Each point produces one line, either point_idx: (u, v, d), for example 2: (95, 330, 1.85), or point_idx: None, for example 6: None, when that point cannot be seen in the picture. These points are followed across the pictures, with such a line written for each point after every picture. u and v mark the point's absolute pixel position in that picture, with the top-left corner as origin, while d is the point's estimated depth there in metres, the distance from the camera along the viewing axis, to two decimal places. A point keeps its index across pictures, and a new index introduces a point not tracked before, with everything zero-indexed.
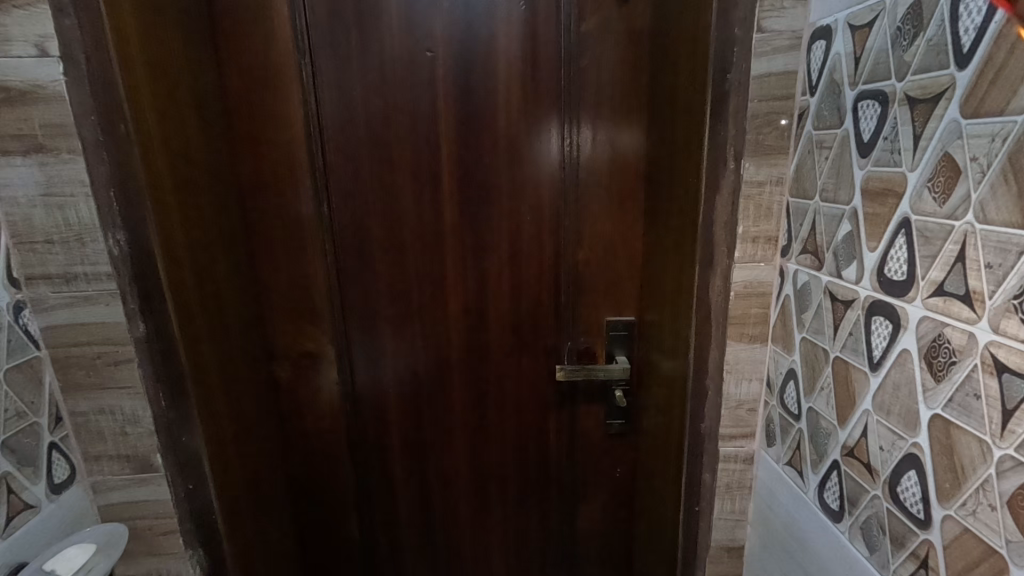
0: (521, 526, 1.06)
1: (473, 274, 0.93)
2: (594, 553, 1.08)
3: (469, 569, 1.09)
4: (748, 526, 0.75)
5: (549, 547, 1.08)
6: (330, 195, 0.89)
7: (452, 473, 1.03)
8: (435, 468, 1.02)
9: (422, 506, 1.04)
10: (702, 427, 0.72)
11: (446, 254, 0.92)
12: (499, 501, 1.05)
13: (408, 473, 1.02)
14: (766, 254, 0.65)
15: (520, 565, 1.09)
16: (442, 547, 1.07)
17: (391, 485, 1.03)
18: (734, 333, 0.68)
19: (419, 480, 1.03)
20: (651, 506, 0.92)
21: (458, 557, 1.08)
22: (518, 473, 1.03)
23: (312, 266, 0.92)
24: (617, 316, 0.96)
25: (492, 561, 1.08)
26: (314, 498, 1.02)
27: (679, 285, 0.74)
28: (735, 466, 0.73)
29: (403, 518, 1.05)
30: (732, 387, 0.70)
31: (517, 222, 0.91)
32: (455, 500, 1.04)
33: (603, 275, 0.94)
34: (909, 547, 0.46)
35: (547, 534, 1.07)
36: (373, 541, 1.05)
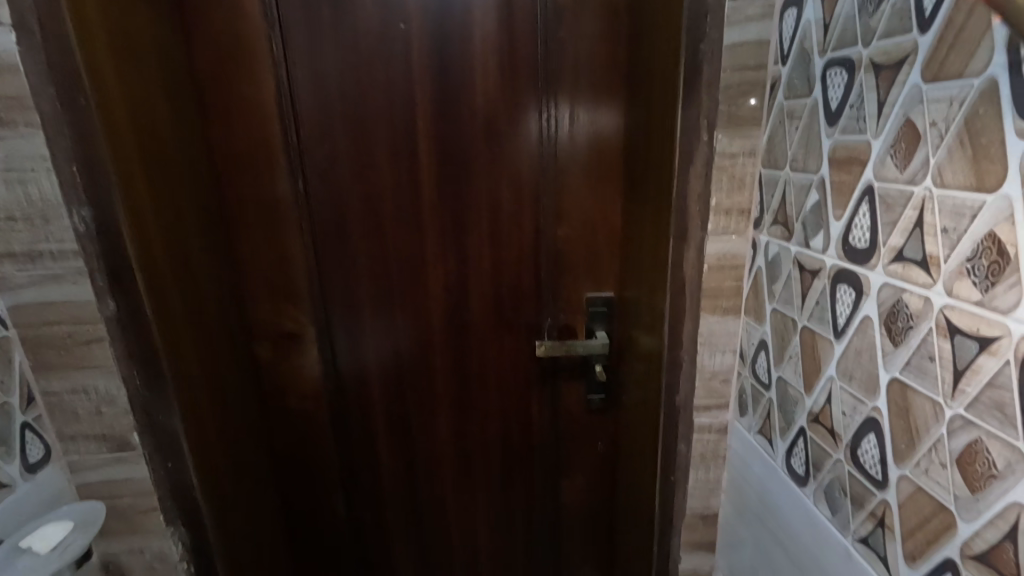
0: (505, 501, 1.08)
1: (453, 251, 0.93)
2: (578, 524, 1.11)
3: (454, 544, 1.10)
4: (723, 495, 0.77)
5: (533, 520, 1.10)
6: (306, 173, 0.87)
7: (436, 450, 1.04)
8: (419, 445, 1.03)
9: (407, 483, 1.05)
10: (677, 399, 0.73)
11: (425, 232, 0.91)
12: (482, 476, 1.06)
13: (392, 450, 1.03)
14: (739, 226, 0.65)
15: (504, 538, 1.11)
16: (428, 521, 1.08)
17: (375, 463, 1.04)
18: (708, 306, 0.69)
19: (403, 457, 1.04)
20: (630, 478, 0.94)
21: (444, 532, 1.09)
22: (501, 449, 1.05)
23: (289, 244, 0.91)
24: (597, 292, 0.96)
25: (476, 535, 1.10)
26: (299, 475, 1.03)
27: (654, 260, 0.74)
28: (709, 436, 0.75)
29: (388, 494, 1.06)
30: (705, 360, 0.71)
31: (496, 198, 0.91)
32: (439, 476, 1.06)
33: (584, 253, 0.95)
34: (867, 507, 0.47)
35: (531, 508, 1.09)
36: (359, 517, 1.07)
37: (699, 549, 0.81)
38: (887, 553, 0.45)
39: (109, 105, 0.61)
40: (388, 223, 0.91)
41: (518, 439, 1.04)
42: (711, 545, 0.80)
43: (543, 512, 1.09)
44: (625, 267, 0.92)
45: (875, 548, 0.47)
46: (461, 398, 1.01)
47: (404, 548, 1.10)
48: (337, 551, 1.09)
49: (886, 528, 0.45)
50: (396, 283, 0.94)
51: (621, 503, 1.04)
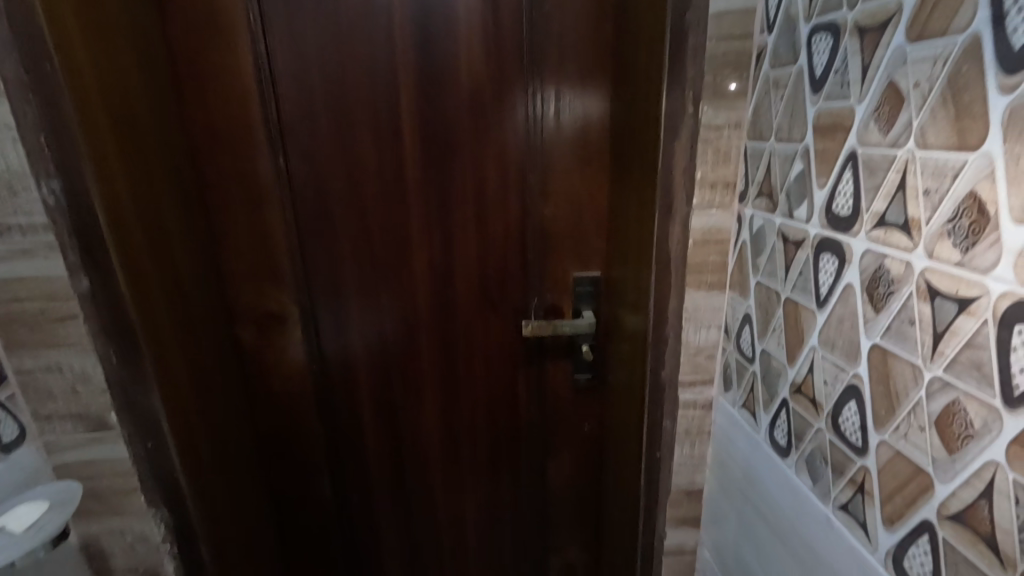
0: (493, 481, 1.08)
1: (439, 230, 0.92)
2: (565, 504, 1.11)
3: (442, 525, 1.10)
4: (708, 470, 0.78)
5: (521, 500, 1.10)
6: (287, 149, 0.86)
7: (423, 431, 1.03)
8: (406, 427, 1.03)
9: (394, 465, 1.05)
10: (662, 375, 0.73)
11: (410, 210, 0.90)
12: (470, 457, 1.06)
13: (378, 431, 1.02)
14: (724, 200, 0.65)
15: (492, 519, 1.11)
16: (416, 502, 1.08)
17: (362, 444, 1.03)
18: (693, 281, 0.69)
19: (390, 438, 1.03)
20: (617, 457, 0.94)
21: (431, 513, 1.09)
22: (488, 429, 1.05)
23: (271, 223, 0.89)
24: (584, 272, 0.96)
25: (464, 516, 1.10)
26: (284, 458, 1.02)
27: (640, 236, 0.74)
28: (694, 412, 0.75)
29: (375, 476, 1.05)
30: (690, 335, 0.71)
31: (482, 176, 0.90)
32: (427, 457, 1.05)
33: (571, 232, 0.94)
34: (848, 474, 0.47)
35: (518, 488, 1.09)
36: (346, 499, 1.06)
37: (684, 525, 0.81)
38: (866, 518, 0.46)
39: (77, 74, 0.59)
40: (373, 201, 0.89)
41: (506, 420, 1.04)
42: (695, 520, 0.81)
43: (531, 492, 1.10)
44: (611, 246, 0.91)
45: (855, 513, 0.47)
46: (448, 379, 1.00)
47: (392, 530, 1.10)
48: (324, 533, 1.08)
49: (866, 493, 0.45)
50: (380, 262, 0.92)
51: (608, 482, 1.04)
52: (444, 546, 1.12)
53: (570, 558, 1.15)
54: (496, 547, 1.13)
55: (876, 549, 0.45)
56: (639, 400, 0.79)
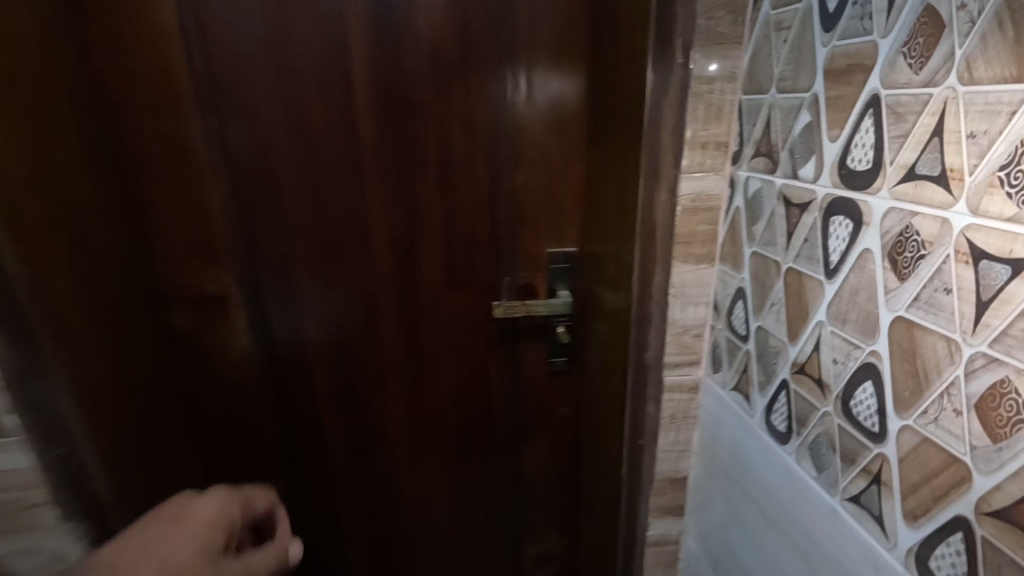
0: (464, 472, 1.01)
1: (399, 202, 0.83)
2: (541, 493, 1.06)
3: (410, 520, 1.03)
4: (693, 456, 0.73)
5: (493, 491, 1.04)
6: (221, 108, 0.75)
7: (387, 422, 0.96)
8: (367, 417, 0.95)
9: (356, 458, 0.97)
10: (645, 357, 0.67)
11: (366, 180, 0.81)
12: (439, 448, 0.99)
13: (336, 424, 0.94)
14: (716, 163, 0.59)
15: (463, 512, 1.05)
16: (380, 497, 1.01)
17: (318, 439, 0.95)
18: (680, 253, 0.62)
19: (350, 431, 0.95)
20: (595, 444, 0.89)
21: (398, 507, 1.02)
22: (458, 418, 0.98)
23: (205, 195, 0.78)
24: (559, 247, 0.89)
25: (433, 510, 1.03)
26: (231, 455, 0.93)
27: (621, 205, 0.67)
28: (680, 396, 0.69)
29: (334, 471, 0.97)
30: (676, 313, 0.65)
31: (447, 141, 0.81)
32: (391, 449, 0.98)
33: (545, 203, 0.87)
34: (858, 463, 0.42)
35: (491, 479, 1.03)
36: (303, 496, 0.98)
37: (668, 514, 0.77)
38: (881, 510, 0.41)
39: None
40: (323, 169, 0.79)
41: (476, 407, 0.97)
42: (680, 509, 0.76)
43: (505, 481, 1.04)
44: (589, 219, 0.85)
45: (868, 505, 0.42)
46: (413, 365, 0.92)
47: (355, 527, 1.02)
48: None
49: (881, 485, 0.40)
50: (334, 238, 0.83)
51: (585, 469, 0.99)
52: (412, 542, 1.05)
53: (547, 547, 1.10)
54: (468, 541, 1.07)
55: (894, 546, 0.40)
56: (620, 384, 0.73)
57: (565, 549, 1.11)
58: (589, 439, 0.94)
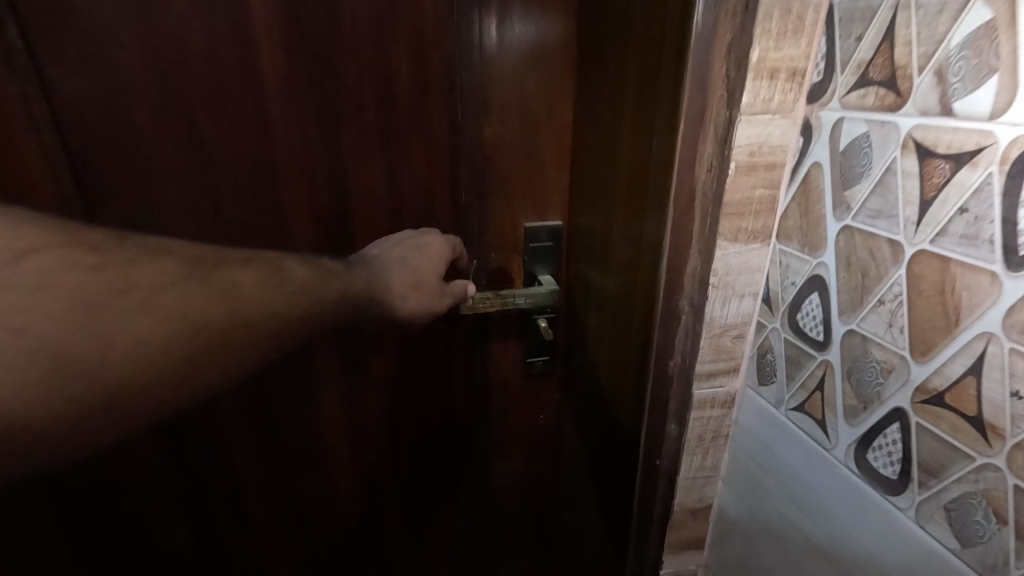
0: (424, 495, 0.83)
1: (325, 163, 0.60)
2: (514, 510, 0.90)
3: (355, 559, 0.84)
4: (720, 483, 0.58)
5: (458, 514, 0.87)
6: (25, 14, 0.48)
7: (324, 448, 0.75)
8: (297, 447, 0.73)
9: (284, 497, 0.76)
10: (670, 366, 0.51)
11: (274, 131, 0.57)
12: (393, 471, 0.80)
13: (257, 461, 0.72)
14: (785, 100, 0.41)
15: (422, 541, 0.87)
16: (319, 538, 0.81)
17: (231, 483, 0.72)
18: (726, 229, 0.45)
19: (277, 465, 0.73)
20: (588, 460, 0.73)
21: (342, 546, 0.82)
22: (415, 435, 0.78)
23: (17, 149, 0.52)
24: (538, 220, 0.70)
25: (385, 543, 0.85)
26: (108, 524, 0.67)
27: (643, 162, 0.49)
28: (712, 413, 0.54)
29: (258, 517, 0.76)
30: (716, 309, 0.49)
31: (390, 78, 0.58)
32: (330, 481, 0.77)
33: (522, 165, 0.67)
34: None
35: (456, 501, 0.85)
36: (213, 553, 0.76)
37: (684, 548, 0.62)
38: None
39: None
40: (207, 116, 0.55)
41: (441, 419, 0.78)
42: (699, 542, 0.62)
43: (473, 501, 0.87)
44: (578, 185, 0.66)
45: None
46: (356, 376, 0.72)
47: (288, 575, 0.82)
48: None
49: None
50: (232, 215, 0.59)
51: (567, 480, 0.84)
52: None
53: (521, 568, 0.95)
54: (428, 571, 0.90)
55: None
56: (634, 397, 0.56)
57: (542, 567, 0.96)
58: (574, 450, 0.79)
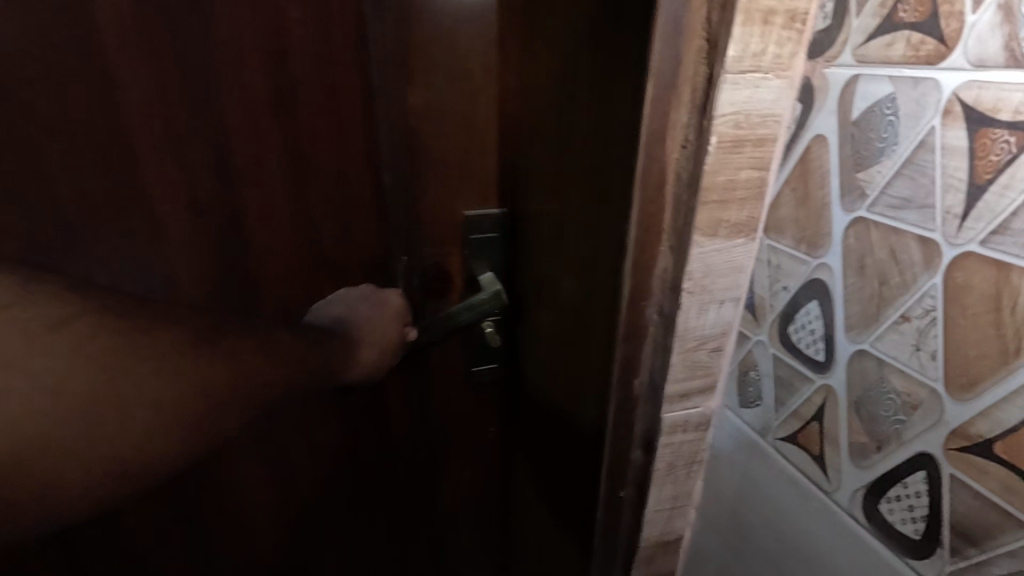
0: (360, 525, 0.73)
1: (209, 138, 0.50)
2: (463, 537, 0.80)
3: None
4: (691, 511, 0.50)
5: (400, 542, 0.77)
6: None
7: (236, 482, 0.64)
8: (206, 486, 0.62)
9: (190, 547, 0.64)
10: (634, 387, 0.42)
11: (141, 96, 0.47)
12: (321, 503, 0.69)
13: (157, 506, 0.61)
14: (782, 55, 0.32)
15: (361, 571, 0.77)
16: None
17: (123, 535, 0.60)
18: (705, 222, 0.36)
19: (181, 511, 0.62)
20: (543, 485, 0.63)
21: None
22: (346, 458, 0.68)
23: None
24: (479, 209, 0.60)
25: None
26: None
27: (603, 139, 0.39)
28: (683, 437, 0.46)
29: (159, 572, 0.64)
30: (691, 318, 0.40)
31: (283, 33, 0.50)
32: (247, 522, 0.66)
33: (457, 142, 0.57)
34: (917, 448, 0.49)
35: (397, 526, 0.76)
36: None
37: None
38: (1016, 551, 0.42)
39: None
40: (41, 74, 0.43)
41: (377, 437, 0.69)
42: None
43: (417, 529, 0.77)
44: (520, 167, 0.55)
45: (982, 517, 0.45)
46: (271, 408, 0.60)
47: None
48: None
49: (952, 450, 0.46)
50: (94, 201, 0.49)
51: (521, 505, 0.74)
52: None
53: None
54: None
55: None
56: (593, 424, 0.47)
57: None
58: (527, 472, 0.69)
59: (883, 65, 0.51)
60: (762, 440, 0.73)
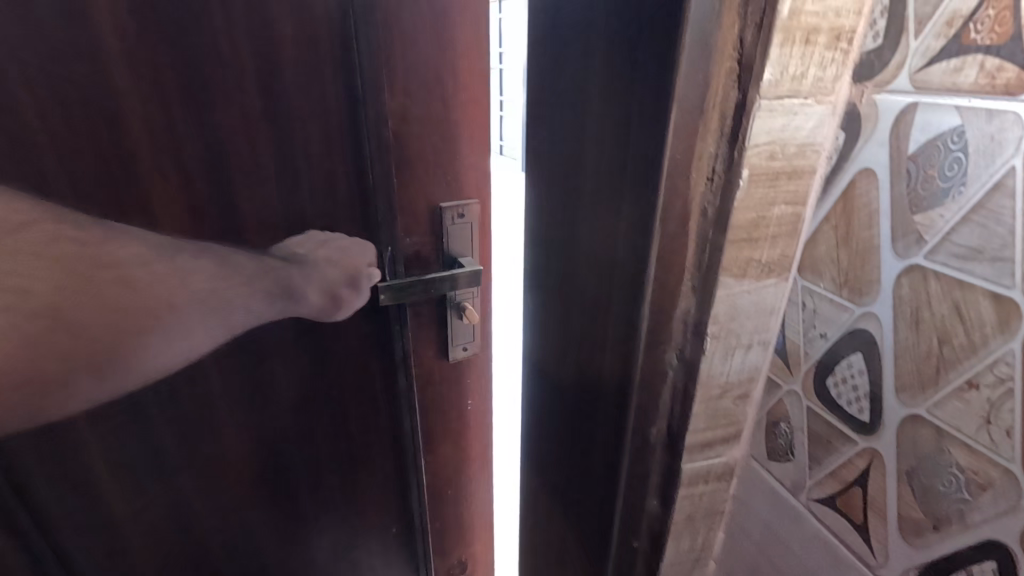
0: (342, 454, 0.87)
1: (208, 149, 0.61)
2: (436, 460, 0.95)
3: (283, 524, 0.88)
4: (710, 563, 0.46)
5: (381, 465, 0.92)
6: None
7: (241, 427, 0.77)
8: (180, 423, 0.73)
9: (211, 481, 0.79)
10: (651, 436, 0.39)
11: (157, 121, 0.58)
12: (294, 433, 0.81)
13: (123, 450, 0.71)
14: (823, 80, 0.28)
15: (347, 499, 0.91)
16: (200, 513, 0.80)
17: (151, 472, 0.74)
18: (734, 262, 0.32)
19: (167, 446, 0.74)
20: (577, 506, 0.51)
21: (256, 516, 0.85)
22: (310, 382, 0.79)
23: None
24: (451, 204, 0.76)
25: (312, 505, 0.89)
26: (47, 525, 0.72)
27: (611, 176, 0.36)
28: (704, 489, 0.41)
29: (125, 508, 0.75)
30: (715, 364, 0.35)
31: (276, 62, 0.60)
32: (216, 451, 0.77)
33: (436, 161, 0.73)
34: (984, 532, 0.55)
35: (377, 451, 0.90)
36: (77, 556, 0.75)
37: None
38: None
39: None
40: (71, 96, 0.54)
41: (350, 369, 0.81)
42: None
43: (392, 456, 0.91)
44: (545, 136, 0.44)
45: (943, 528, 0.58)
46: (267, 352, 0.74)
47: (173, 567, 0.83)
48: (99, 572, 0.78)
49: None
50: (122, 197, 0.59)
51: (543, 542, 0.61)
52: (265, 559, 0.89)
53: None
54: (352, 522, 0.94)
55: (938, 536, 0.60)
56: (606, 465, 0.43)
57: (457, 538, 1.05)
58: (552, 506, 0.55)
59: (950, 93, 0.55)
60: (794, 501, 0.79)
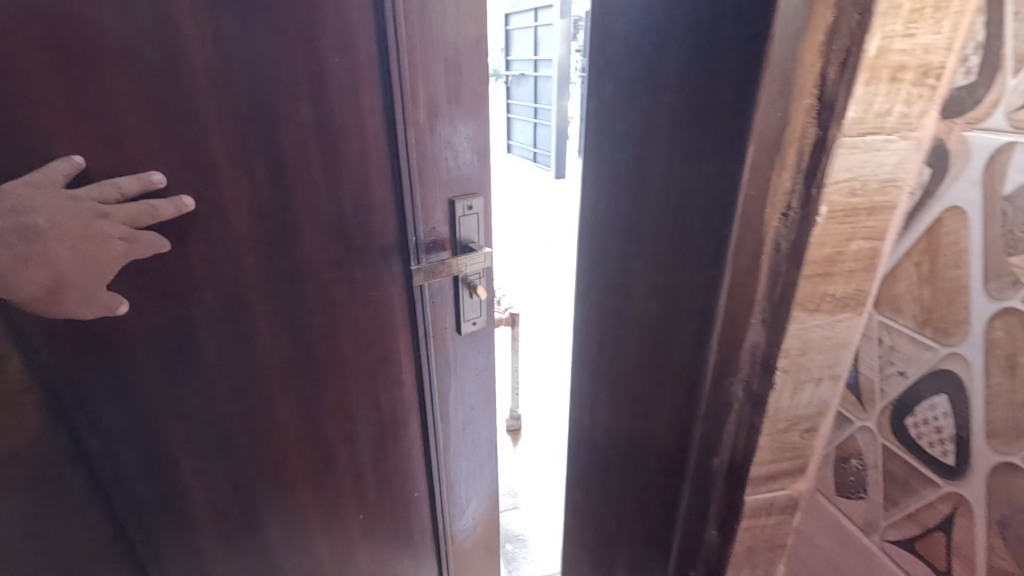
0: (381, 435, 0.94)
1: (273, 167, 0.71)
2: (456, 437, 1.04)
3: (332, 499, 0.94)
4: None
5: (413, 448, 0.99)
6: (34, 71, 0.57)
7: (300, 398, 0.85)
8: (163, 381, 0.74)
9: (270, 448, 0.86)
10: (715, 463, 0.39)
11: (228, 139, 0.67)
12: (256, 384, 0.81)
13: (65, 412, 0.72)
14: (909, 115, 0.27)
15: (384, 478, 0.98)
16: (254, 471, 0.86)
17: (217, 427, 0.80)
18: (808, 297, 0.31)
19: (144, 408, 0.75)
20: (619, 511, 0.54)
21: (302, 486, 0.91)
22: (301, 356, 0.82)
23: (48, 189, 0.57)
24: (460, 199, 0.88)
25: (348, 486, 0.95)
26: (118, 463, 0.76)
27: (679, 211, 0.37)
28: (767, 521, 0.40)
29: (134, 473, 0.78)
30: (784, 398, 0.35)
31: (326, 88, 0.71)
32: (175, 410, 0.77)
33: (447, 162, 0.85)
34: None
35: (411, 432, 0.98)
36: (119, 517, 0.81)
37: None
38: None
39: None
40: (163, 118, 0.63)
41: (363, 333, 0.86)
42: None
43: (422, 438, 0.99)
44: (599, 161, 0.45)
45: None
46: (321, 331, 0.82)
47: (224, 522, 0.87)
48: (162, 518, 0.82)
49: None
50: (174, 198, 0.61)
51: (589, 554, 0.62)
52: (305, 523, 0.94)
53: None
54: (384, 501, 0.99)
55: None
56: (672, 477, 0.44)
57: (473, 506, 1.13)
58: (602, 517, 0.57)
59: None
60: None
